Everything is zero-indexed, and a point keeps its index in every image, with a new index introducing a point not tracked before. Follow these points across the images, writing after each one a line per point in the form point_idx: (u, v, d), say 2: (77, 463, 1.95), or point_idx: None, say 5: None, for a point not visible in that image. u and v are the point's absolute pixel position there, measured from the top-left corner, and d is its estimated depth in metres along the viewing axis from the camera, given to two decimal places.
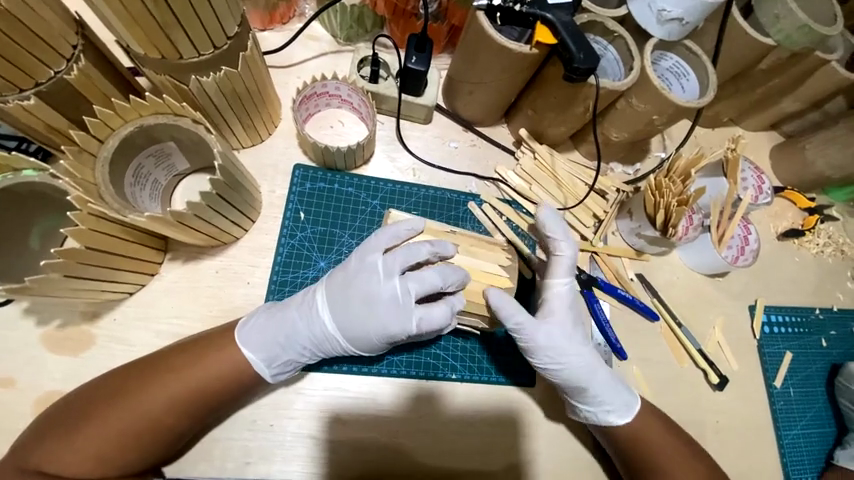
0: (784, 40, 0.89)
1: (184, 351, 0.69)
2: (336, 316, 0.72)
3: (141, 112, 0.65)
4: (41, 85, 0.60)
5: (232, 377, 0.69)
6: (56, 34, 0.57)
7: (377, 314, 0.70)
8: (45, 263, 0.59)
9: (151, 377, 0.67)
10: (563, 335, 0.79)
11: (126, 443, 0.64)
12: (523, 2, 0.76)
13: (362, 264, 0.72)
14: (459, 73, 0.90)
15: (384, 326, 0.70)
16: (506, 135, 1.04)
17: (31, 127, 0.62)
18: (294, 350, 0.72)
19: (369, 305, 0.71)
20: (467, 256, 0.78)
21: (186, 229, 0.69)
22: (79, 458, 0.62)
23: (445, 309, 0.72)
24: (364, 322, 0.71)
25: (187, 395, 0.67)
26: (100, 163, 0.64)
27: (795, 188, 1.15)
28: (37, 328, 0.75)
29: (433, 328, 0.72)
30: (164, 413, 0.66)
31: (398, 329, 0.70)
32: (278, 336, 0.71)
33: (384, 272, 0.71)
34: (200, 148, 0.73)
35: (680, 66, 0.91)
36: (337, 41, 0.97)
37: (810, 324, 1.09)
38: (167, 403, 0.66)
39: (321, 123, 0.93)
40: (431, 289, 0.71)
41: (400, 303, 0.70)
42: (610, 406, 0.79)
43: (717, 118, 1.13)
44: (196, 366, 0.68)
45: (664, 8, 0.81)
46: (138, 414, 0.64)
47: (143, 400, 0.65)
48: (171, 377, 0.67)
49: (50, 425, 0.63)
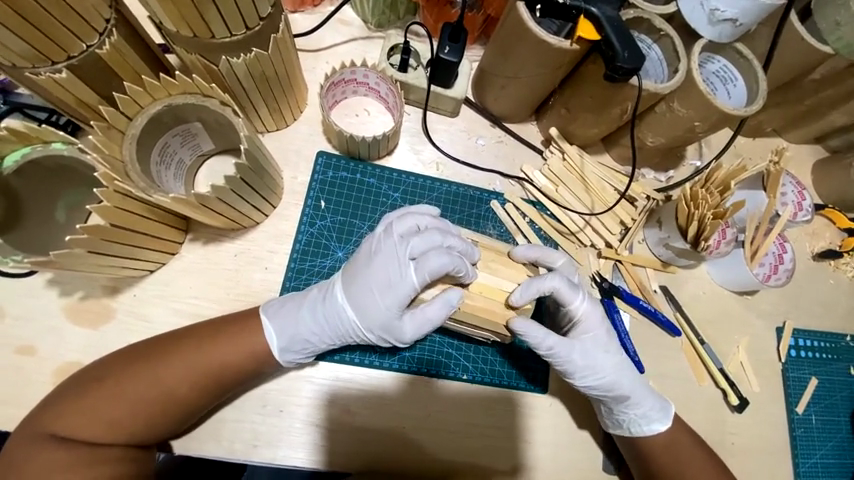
0: (843, 48, 0.83)
1: (199, 332, 0.70)
2: (345, 285, 0.72)
3: (170, 91, 0.64)
4: (73, 58, 0.58)
5: (239, 361, 0.69)
6: (89, 6, 0.55)
7: (375, 268, 0.71)
8: (70, 238, 0.58)
9: (164, 348, 0.68)
10: (596, 345, 0.78)
11: (137, 416, 0.64)
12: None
13: (371, 244, 0.73)
14: (492, 67, 0.87)
15: (382, 277, 0.70)
16: (535, 133, 1.00)
17: (61, 100, 0.61)
18: (301, 325, 0.71)
19: (370, 261, 0.71)
20: (488, 275, 0.73)
21: (207, 212, 0.69)
22: (93, 424, 0.62)
23: (442, 259, 0.68)
24: (368, 284, 0.71)
25: (201, 371, 0.67)
26: (128, 140, 0.63)
27: (837, 207, 1.10)
28: (60, 298, 0.76)
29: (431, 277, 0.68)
30: (175, 385, 0.66)
31: (397, 279, 0.69)
32: (296, 312, 0.72)
33: (386, 238, 0.72)
34: (227, 130, 0.72)
35: (727, 71, 0.85)
36: (368, 26, 0.95)
37: (839, 351, 1.05)
38: (187, 376, 0.67)
39: (346, 111, 0.90)
40: (429, 240, 0.71)
41: (399, 255, 0.70)
42: (648, 407, 0.79)
43: (760, 127, 1.07)
44: (214, 343, 0.69)
45: (717, 8, 0.76)
46: (153, 384, 0.65)
47: (158, 370, 0.66)
48: (186, 348, 0.68)
49: (62, 392, 0.64)
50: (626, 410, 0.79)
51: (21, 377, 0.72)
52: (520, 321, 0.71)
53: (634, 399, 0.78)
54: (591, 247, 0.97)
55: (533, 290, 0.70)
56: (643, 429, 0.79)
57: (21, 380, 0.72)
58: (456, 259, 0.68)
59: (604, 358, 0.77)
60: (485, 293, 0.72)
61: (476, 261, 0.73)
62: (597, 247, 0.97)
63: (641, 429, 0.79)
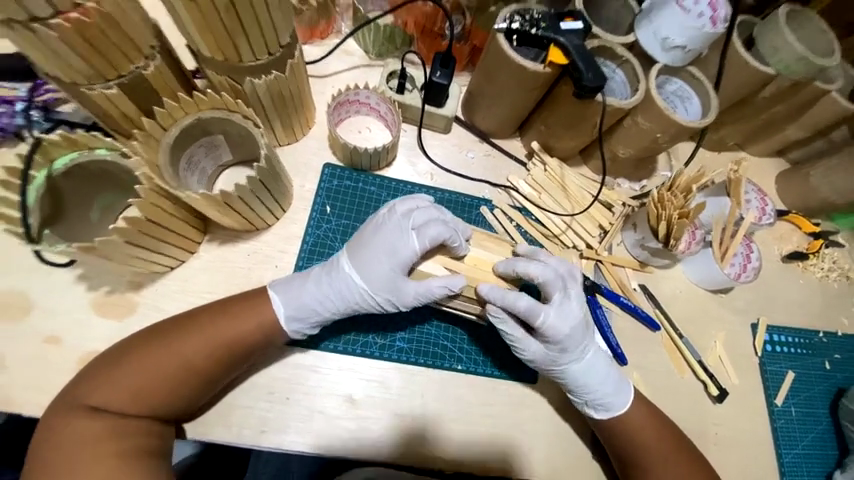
0: (782, 69, 0.97)
1: (212, 313, 0.76)
2: (350, 257, 0.80)
3: (201, 106, 0.74)
4: (123, 77, 0.67)
5: (249, 338, 0.76)
6: (141, 35, 0.65)
7: (380, 238, 0.79)
8: (113, 226, 0.67)
9: (181, 328, 0.74)
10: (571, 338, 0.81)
11: (159, 391, 0.70)
12: (538, 26, 0.85)
13: (374, 220, 0.82)
14: (478, 89, 0.99)
15: (387, 245, 0.78)
16: (519, 147, 1.11)
17: (107, 113, 0.70)
18: (308, 293, 0.78)
19: (374, 234, 0.80)
20: (477, 248, 0.84)
21: (228, 210, 0.78)
22: (119, 400, 0.68)
23: (440, 226, 0.78)
24: (372, 252, 0.79)
25: (215, 347, 0.74)
26: (162, 148, 0.73)
27: (800, 213, 1.21)
28: (87, 293, 0.83)
29: (433, 242, 0.78)
30: (193, 361, 0.72)
31: (401, 245, 0.78)
32: (300, 285, 0.79)
33: (387, 215, 0.81)
34: (246, 142, 0.83)
35: (684, 90, 0.98)
36: (369, 56, 1.08)
37: (813, 346, 1.12)
38: (208, 353, 0.73)
39: (350, 128, 1.01)
40: (427, 212, 0.81)
41: (402, 225, 0.79)
42: (606, 394, 0.83)
43: (722, 141, 1.20)
44: (232, 322, 0.75)
45: (668, 37, 0.90)
46: (176, 361, 0.71)
47: (176, 347, 0.72)
48: (203, 327, 0.75)
49: (92, 370, 0.70)
50: (584, 396, 0.84)
51: (47, 364, 0.78)
52: (488, 288, 0.79)
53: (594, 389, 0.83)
54: (573, 249, 1.06)
55: (503, 293, 0.78)
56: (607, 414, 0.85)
57: (47, 368, 0.78)
58: (451, 228, 0.79)
59: (573, 348, 0.82)
60: (476, 264, 0.83)
61: (470, 238, 0.85)
62: (579, 248, 1.05)
63: (590, 411, 0.85)
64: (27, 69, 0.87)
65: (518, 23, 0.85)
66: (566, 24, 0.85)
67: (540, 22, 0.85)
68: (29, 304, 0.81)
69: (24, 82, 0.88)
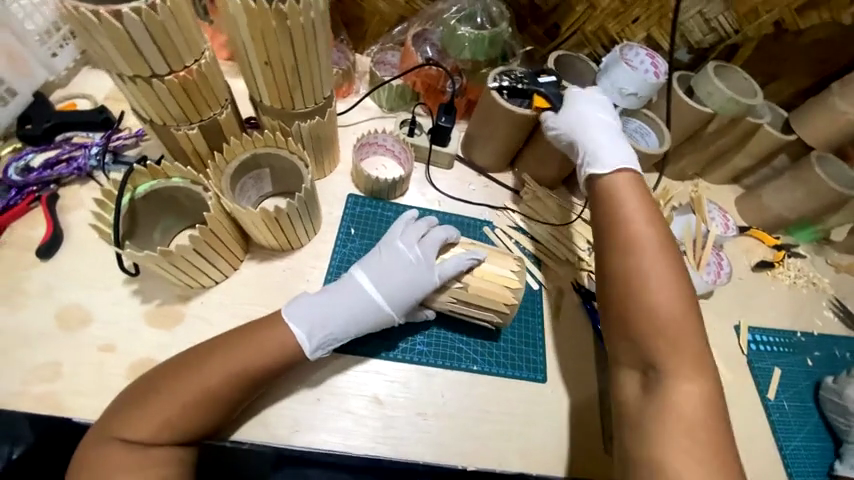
0: (719, 109, 1.21)
1: (228, 345, 0.82)
2: (372, 287, 0.90)
3: (257, 144, 0.92)
4: (202, 121, 0.85)
5: (267, 363, 0.82)
6: (221, 90, 0.84)
7: (403, 273, 0.90)
8: (193, 233, 0.83)
9: (200, 361, 0.80)
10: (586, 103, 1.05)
11: (185, 418, 0.76)
12: (523, 82, 1.07)
13: (394, 254, 0.92)
14: (476, 131, 1.20)
15: (410, 280, 0.90)
16: (512, 178, 1.30)
17: (184, 149, 0.87)
18: (332, 324, 0.86)
19: (396, 269, 0.91)
20: (488, 266, 0.96)
21: (274, 226, 0.93)
22: (148, 430, 0.74)
23: (455, 263, 0.93)
24: (395, 285, 0.89)
25: (234, 375, 0.79)
26: (225, 176, 0.89)
27: (760, 228, 1.39)
28: (140, 305, 0.93)
29: (450, 278, 0.93)
30: (214, 389, 0.78)
31: (424, 280, 0.91)
32: (325, 318, 0.86)
33: (406, 249, 0.93)
34: (288, 174, 1.00)
35: (643, 128, 1.20)
36: (383, 110, 1.31)
37: (794, 345, 1.22)
38: (221, 378, 0.78)
39: (370, 165, 1.20)
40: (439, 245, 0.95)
41: (424, 263, 0.92)
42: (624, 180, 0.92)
43: (683, 171, 1.40)
44: (243, 347, 0.81)
45: (623, 87, 1.14)
46: (192, 390, 0.77)
47: (195, 380, 0.78)
48: (220, 359, 0.80)
49: (122, 403, 0.77)
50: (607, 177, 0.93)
51: (103, 370, 0.86)
52: None
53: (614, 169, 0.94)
54: (567, 261, 1.18)
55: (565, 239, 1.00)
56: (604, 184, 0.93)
57: (103, 373, 0.86)
58: (465, 260, 0.94)
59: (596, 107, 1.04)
60: (487, 276, 0.95)
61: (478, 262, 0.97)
62: (571, 260, 1.17)
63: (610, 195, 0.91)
64: (102, 121, 1.08)
65: (506, 82, 1.06)
66: (543, 77, 1.08)
67: (523, 79, 1.07)
68: (89, 316, 0.90)
69: (97, 132, 1.09)
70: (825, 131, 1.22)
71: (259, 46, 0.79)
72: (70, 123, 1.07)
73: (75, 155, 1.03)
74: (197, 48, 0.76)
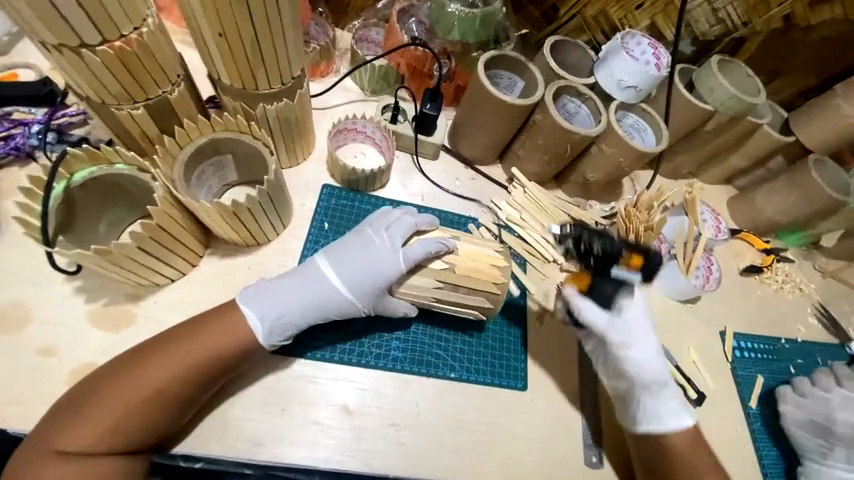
0: (720, 106, 1.14)
1: (177, 338, 0.74)
2: (333, 270, 0.81)
3: (215, 127, 0.81)
4: (149, 100, 0.74)
5: (223, 363, 0.75)
6: (170, 65, 0.73)
7: (367, 255, 0.82)
8: (131, 232, 0.72)
9: (149, 355, 0.72)
10: (628, 321, 0.87)
11: (131, 421, 0.68)
12: (589, 261, 0.85)
13: (361, 236, 0.84)
14: (464, 120, 1.11)
15: (374, 264, 0.81)
16: (501, 173, 1.23)
17: (129, 131, 0.76)
18: (287, 309, 0.78)
19: (360, 253, 0.82)
20: (469, 244, 0.89)
21: (234, 221, 0.83)
22: (87, 438, 0.66)
23: (423, 246, 0.84)
24: (357, 269, 0.81)
25: (190, 369, 0.72)
26: (177, 164, 0.79)
27: (751, 232, 1.35)
28: (85, 304, 0.83)
29: (419, 261, 0.84)
30: (166, 389, 0.70)
31: (389, 264, 0.82)
32: (277, 302, 0.78)
33: (373, 233, 0.84)
34: (253, 162, 0.90)
35: (640, 124, 1.12)
36: (364, 92, 1.20)
37: (779, 352, 1.21)
38: (171, 378, 0.71)
39: (348, 153, 1.11)
40: (409, 229, 0.85)
41: (390, 246, 0.83)
42: (670, 395, 0.87)
43: (677, 170, 1.35)
44: (199, 343, 0.74)
45: (622, 79, 1.07)
46: (137, 391, 0.69)
47: (143, 379, 0.70)
48: (171, 355, 0.72)
49: (57, 411, 0.68)
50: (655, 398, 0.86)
51: (41, 378, 0.77)
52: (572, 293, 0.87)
53: (659, 384, 0.86)
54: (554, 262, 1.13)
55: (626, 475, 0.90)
56: (652, 413, 0.86)
57: (41, 380, 0.77)
58: (434, 243, 0.85)
59: (643, 349, 0.86)
60: (472, 255, 0.88)
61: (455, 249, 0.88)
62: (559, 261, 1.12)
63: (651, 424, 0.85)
64: (46, 94, 0.95)
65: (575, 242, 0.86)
66: (620, 273, 0.83)
67: (591, 260, 0.85)
68: (27, 316, 0.81)
69: (40, 107, 0.96)
70: (825, 134, 1.17)
71: (211, 14, 0.69)
72: (7, 97, 0.94)
73: (14, 132, 0.91)
74: (136, 15, 0.65)
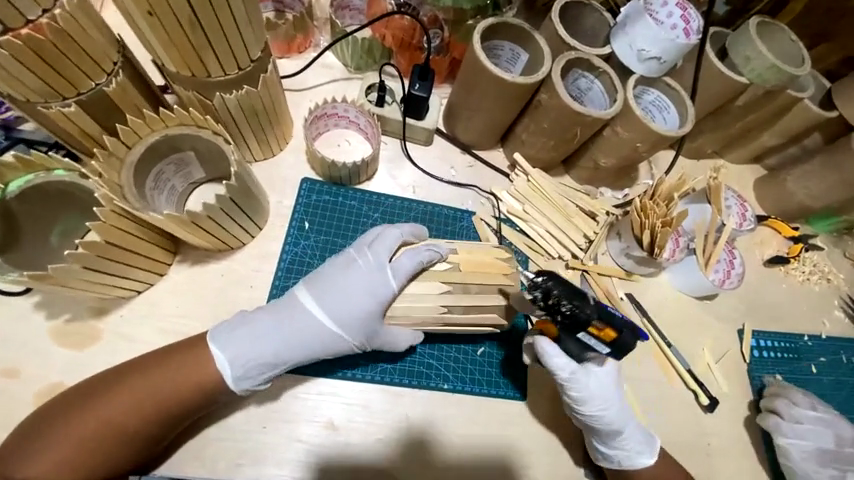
0: (756, 77, 0.98)
1: (142, 369, 0.69)
2: (315, 299, 0.73)
3: (167, 123, 0.71)
4: (82, 94, 0.65)
5: (188, 397, 0.68)
6: (101, 52, 0.63)
7: (349, 278, 0.73)
8: (68, 252, 0.64)
9: (110, 389, 0.66)
10: (595, 373, 0.79)
11: (86, 458, 0.63)
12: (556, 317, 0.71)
13: (343, 259, 0.75)
14: (459, 100, 0.98)
15: (361, 286, 0.72)
16: (502, 158, 1.10)
17: (67, 131, 0.67)
18: (263, 347, 0.70)
19: (342, 277, 0.73)
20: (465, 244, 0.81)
21: (196, 230, 0.75)
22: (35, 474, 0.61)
23: (412, 258, 0.74)
24: (341, 294, 0.72)
25: (151, 403, 0.66)
26: (126, 168, 0.70)
27: (779, 218, 1.22)
28: (46, 321, 0.78)
29: (411, 275, 0.74)
30: (125, 423, 0.65)
31: (376, 282, 0.73)
32: (250, 338, 0.70)
33: (354, 253, 0.76)
34: (217, 159, 0.80)
35: (662, 100, 0.98)
36: (348, 69, 1.06)
37: (799, 350, 1.12)
38: (132, 410, 0.65)
39: (330, 141, 1.00)
40: (394, 241, 0.76)
41: (376, 264, 0.74)
42: (636, 442, 0.80)
43: (700, 150, 1.20)
44: (167, 367, 0.68)
45: (643, 49, 0.91)
46: (94, 426, 0.64)
47: (101, 410, 0.65)
48: (133, 387, 0.67)
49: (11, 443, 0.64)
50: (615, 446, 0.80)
51: (5, 401, 0.73)
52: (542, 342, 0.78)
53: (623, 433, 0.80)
54: (559, 258, 1.04)
55: None
56: (610, 454, 0.81)
57: (6, 403, 0.73)
58: (424, 252, 0.75)
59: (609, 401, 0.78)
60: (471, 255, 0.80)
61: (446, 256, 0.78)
62: (564, 257, 1.04)
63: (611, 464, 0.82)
64: None
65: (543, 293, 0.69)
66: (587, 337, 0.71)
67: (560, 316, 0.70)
68: None
69: None
70: None
71: None
72: None
73: None
74: None
